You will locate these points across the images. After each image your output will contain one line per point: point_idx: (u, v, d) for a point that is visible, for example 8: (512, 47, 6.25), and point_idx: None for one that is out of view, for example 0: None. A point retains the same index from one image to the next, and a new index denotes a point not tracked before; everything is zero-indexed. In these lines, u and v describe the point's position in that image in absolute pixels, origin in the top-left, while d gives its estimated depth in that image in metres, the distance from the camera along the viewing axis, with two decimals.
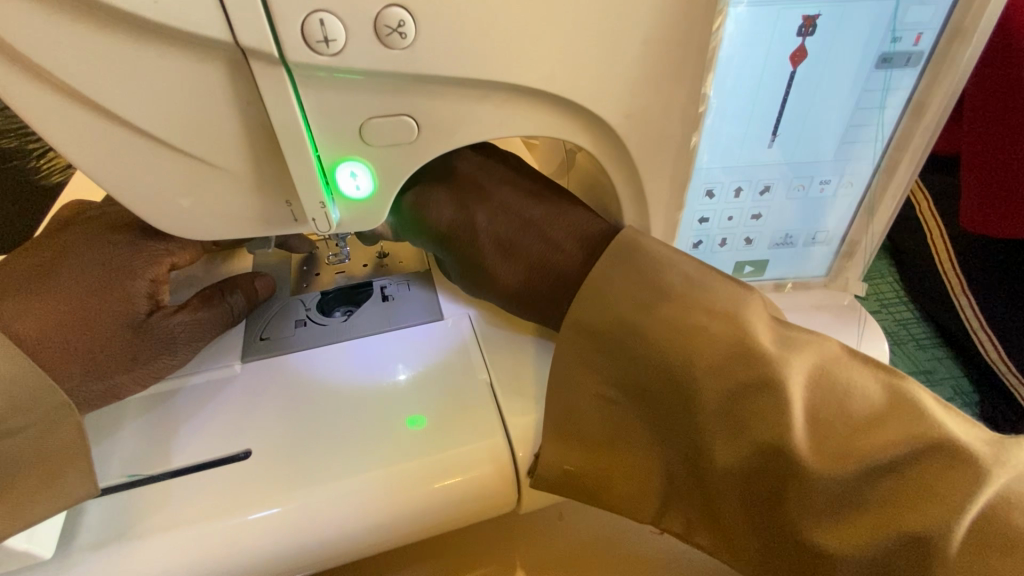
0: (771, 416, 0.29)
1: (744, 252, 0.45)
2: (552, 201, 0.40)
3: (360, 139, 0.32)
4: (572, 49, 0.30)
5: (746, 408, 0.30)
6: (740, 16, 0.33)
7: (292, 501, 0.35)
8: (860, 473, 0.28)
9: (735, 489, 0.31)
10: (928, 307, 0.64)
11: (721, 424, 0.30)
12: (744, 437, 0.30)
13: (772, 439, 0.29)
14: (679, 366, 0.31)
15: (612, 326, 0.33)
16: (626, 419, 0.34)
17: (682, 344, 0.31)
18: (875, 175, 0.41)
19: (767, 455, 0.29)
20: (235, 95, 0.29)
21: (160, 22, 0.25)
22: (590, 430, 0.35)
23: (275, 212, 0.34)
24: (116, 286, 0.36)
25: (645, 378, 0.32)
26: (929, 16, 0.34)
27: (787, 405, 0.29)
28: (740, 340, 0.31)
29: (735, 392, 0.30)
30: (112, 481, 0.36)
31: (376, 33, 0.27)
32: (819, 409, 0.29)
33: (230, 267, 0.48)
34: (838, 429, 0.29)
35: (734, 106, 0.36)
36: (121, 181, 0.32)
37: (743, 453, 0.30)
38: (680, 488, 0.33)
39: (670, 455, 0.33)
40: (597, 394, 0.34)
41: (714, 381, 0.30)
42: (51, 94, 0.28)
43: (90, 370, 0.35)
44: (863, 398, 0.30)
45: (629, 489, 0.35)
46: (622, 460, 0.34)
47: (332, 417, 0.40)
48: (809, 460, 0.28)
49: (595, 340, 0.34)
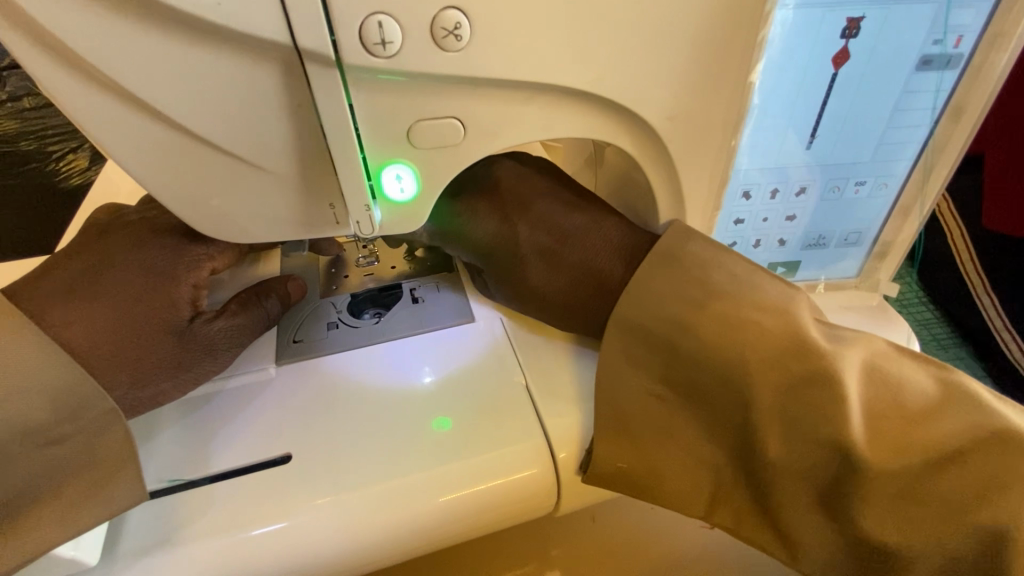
0: (829, 411, 0.29)
1: (776, 253, 0.45)
2: (586, 211, 0.41)
3: (408, 141, 0.31)
4: (622, 51, 0.30)
5: (800, 403, 0.30)
6: (786, 18, 0.33)
7: (340, 505, 0.35)
8: (924, 465, 0.28)
9: (798, 486, 0.30)
10: (949, 307, 0.64)
11: (774, 421, 0.30)
12: (803, 432, 0.30)
13: (831, 435, 0.29)
14: (732, 363, 0.31)
15: (663, 325, 0.34)
16: (677, 416, 0.34)
17: (731, 340, 0.32)
18: (910, 175, 0.41)
19: (831, 452, 0.29)
20: (286, 97, 0.29)
21: (218, 24, 0.25)
22: (639, 428, 0.35)
23: (318, 214, 0.34)
24: (160, 292, 0.36)
25: (695, 376, 0.33)
26: (970, 18, 0.34)
27: (844, 398, 0.29)
28: (792, 335, 0.31)
29: (789, 388, 0.30)
30: (154, 486, 0.36)
31: (432, 35, 0.27)
32: (874, 403, 0.30)
33: (260, 270, 0.48)
34: (895, 423, 0.29)
35: (775, 108, 0.36)
36: (167, 183, 0.31)
37: (805, 447, 0.30)
38: (735, 483, 0.33)
39: (722, 451, 0.33)
40: (646, 391, 0.35)
41: (772, 376, 0.31)
42: (102, 96, 0.28)
43: (136, 376, 0.34)
44: (916, 391, 0.30)
45: (679, 488, 0.34)
46: (672, 458, 0.34)
47: (371, 418, 0.39)
48: (874, 454, 0.29)
49: (648, 340, 0.34)
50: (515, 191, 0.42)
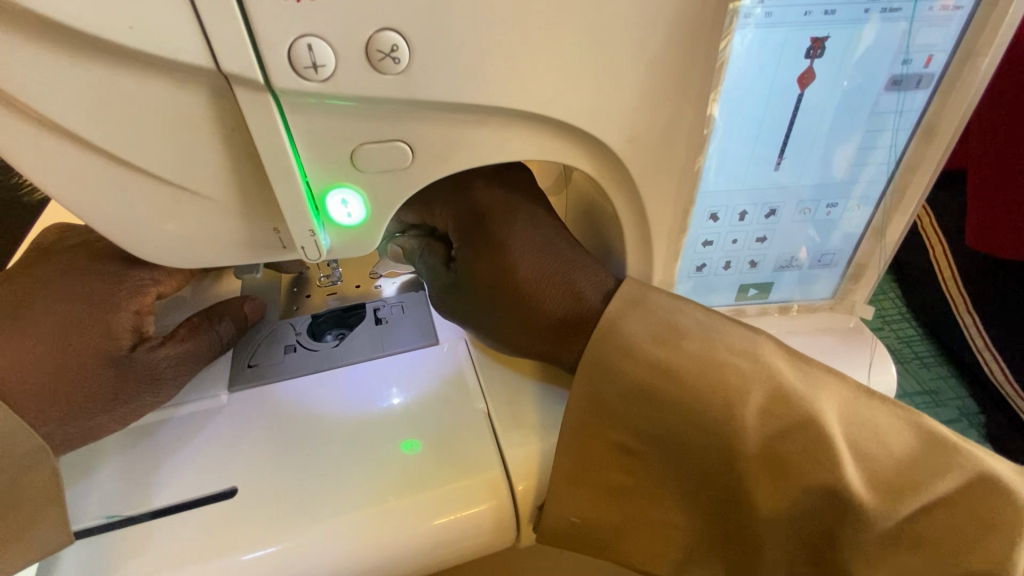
0: (822, 461, 0.28)
1: (748, 275, 0.43)
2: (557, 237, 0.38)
3: (352, 164, 0.30)
4: (574, 74, 0.29)
5: (792, 448, 0.29)
6: (748, 37, 0.32)
7: (297, 541, 0.34)
8: (913, 511, 0.27)
9: (775, 536, 0.30)
10: (931, 324, 0.65)
11: (764, 468, 0.29)
12: (792, 484, 0.29)
13: (826, 483, 0.28)
14: (717, 410, 0.30)
15: (644, 375, 0.31)
16: (651, 465, 0.33)
17: (714, 385, 0.30)
18: (884, 196, 0.40)
19: (814, 501, 0.29)
20: (218, 121, 0.27)
21: (136, 48, 0.24)
22: (613, 478, 0.33)
23: (262, 239, 0.33)
24: (97, 320, 0.34)
25: (673, 425, 0.31)
26: (940, 38, 0.33)
27: (829, 447, 0.28)
28: (770, 379, 0.30)
29: (777, 433, 0.29)
30: (87, 524, 0.34)
31: (368, 58, 0.26)
32: (857, 448, 0.29)
33: (218, 289, 0.47)
34: (881, 467, 0.29)
35: (740, 129, 0.35)
36: (97, 209, 0.30)
37: (795, 496, 0.29)
38: (709, 534, 0.32)
39: (697, 499, 0.32)
40: (616, 442, 0.33)
41: (755, 425, 0.30)
42: (22, 122, 0.27)
43: (70, 411, 0.33)
44: (893, 436, 0.29)
45: (648, 538, 0.34)
46: (645, 509, 0.33)
47: (332, 455, 0.38)
48: (864, 503, 0.28)
49: (627, 387, 0.31)
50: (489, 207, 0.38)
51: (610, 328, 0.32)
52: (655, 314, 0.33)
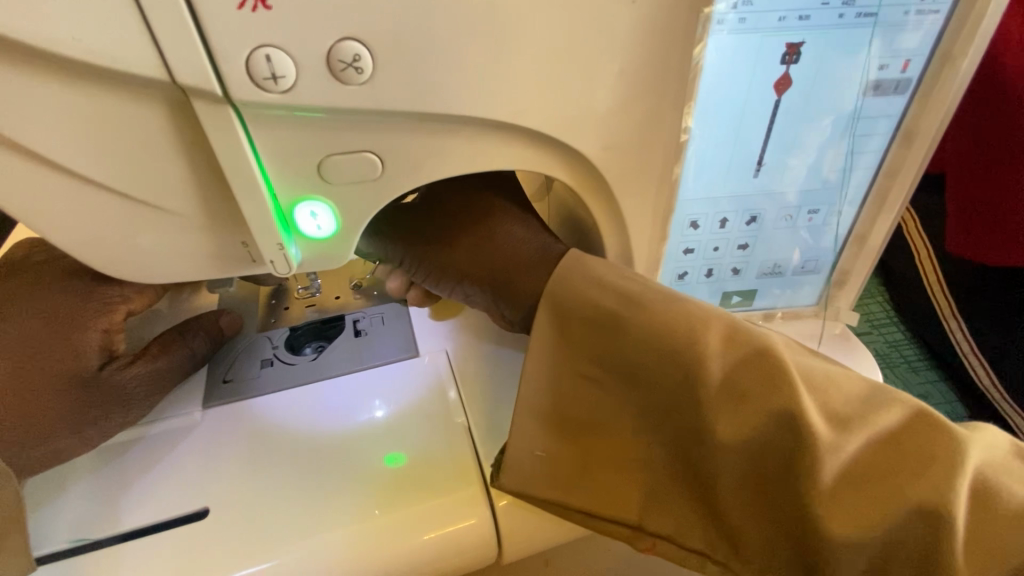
0: (776, 385, 0.27)
1: (731, 282, 0.43)
2: (522, 213, 0.36)
3: (320, 178, 0.29)
4: (544, 83, 0.28)
5: (748, 377, 0.28)
6: (722, 43, 0.31)
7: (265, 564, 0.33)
8: (861, 444, 0.27)
9: (733, 471, 0.28)
10: (918, 328, 0.63)
11: (720, 397, 0.28)
12: (750, 409, 0.27)
13: (783, 408, 0.27)
14: (679, 339, 0.29)
15: (607, 300, 0.31)
16: (614, 403, 0.32)
17: (680, 313, 0.30)
18: (865, 202, 0.39)
19: (771, 430, 0.27)
20: (179, 135, 0.27)
21: (87, 62, 0.23)
22: (577, 411, 0.33)
23: (230, 253, 0.32)
24: (64, 340, 0.33)
25: (636, 352, 0.30)
26: (916, 43, 0.33)
27: (785, 380, 0.27)
28: (727, 318, 0.30)
29: (738, 362, 0.28)
30: (52, 548, 0.33)
31: (329, 68, 0.25)
32: (811, 381, 0.28)
33: (195, 304, 0.46)
34: (832, 400, 0.28)
35: (717, 135, 0.35)
36: (56, 226, 0.29)
37: (751, 423, 0.27)
38: (675, 478, 0.31)
39: (663, 438, 0.31)
40: (580, 370, 0.32)
41: (714, 352, 0.28)
42: None
43: (31, 437, 0.32)
44: (845, 382, 0.29)
45: (613, 481, 0.32)
46: (607, 445, 0.32)
47: (293, 461, 0.37)
48: (820, 432, 0.26)
49: (587, 308, 0.31)
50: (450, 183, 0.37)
51: (575, 262, 0.32)
52: None
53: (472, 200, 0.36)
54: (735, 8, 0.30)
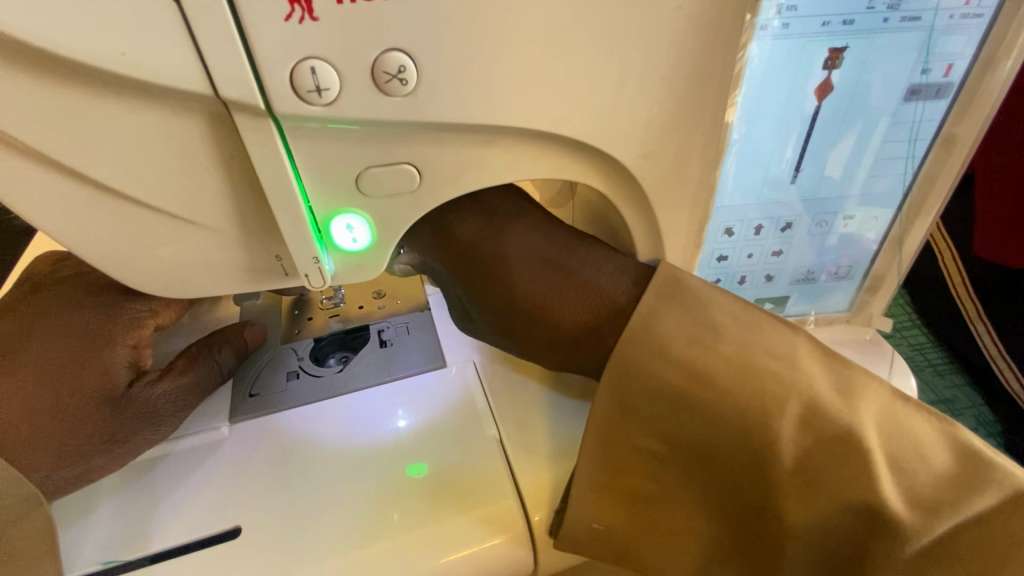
0: (858, 474, 0.26)
1: (764, 289, 0.42)
2: (570, 252, 0.35)
3: (357, 190, 0.29)
4: (587, 92, 0.28)
5: (823, 462, 0.27)
6: (764, 48, 0.31)
7: None
8: (951, 531, 0.25)
9: (805, 556, 0.28)
10: (943, 332, 0.62)
11: (794, 485, 0.27)
12: (827, 495, 0.27)
13: (859, 499, 0.26)
14: (752, 420, 0.28)
15: (673, 379, 0.29)
16: (673, 473, 0.31)
17: (752, 391, 0.28)
18: (901, 207, 0.39)
19: (850, 521, 0.26)
20: (216, 148, 0.26)
21: (129, 76, 0.22)
22: (633, 483, 0.32)
23: (263, 267, 0.31)
24: (92, 358, 0.33)
25: (706, 433, 0.29)
26: (959, 46, 0.32)
27: (869, 466, 0.26)
28: (805, 390, 0.28)
29: (814, 445, 0.27)
30: (83, 570, 0.32)
31: (374, 80, 0.24)
32: (899, 461, 0.27)
33: (216, 316, 0.45)
34: (920, 480, 0.27)
35: (755, 142, 0.34)
36: (88, 241, 0.28)
37: (828, 511, 0.27)
38: (734, 546, 0.30)
39: (724, 509, 0.30)
40: (639, 447, 0.31)
41: (790, 436, 0.28)
42: (10, 156, 0.25)
43: (64, 455, 0.31)
44: (934, 456, 0.27)
45: (670, 546, 0.32)
46: (664, 515, 0.32)
47: (326, 490, 0.36)
48: (904, 522, 0.25)
49: (656, 389, 0.30)
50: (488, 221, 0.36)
51: (642, 332, 0.30)
52: (694, 305, 0.31)
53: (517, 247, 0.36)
54: (778, 13, 0.30)
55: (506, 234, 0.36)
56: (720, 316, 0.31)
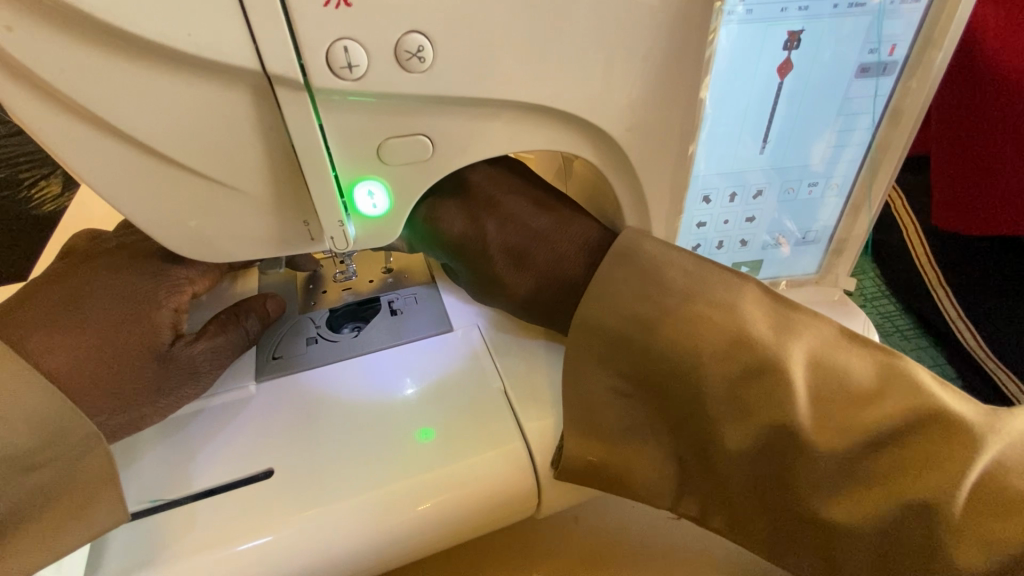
0: (779, 401, 0.31)
1: (739, 253, 0.47)
2: (546, 221, 0.41)
3: (378, 158, 0.33)
4: (578, 70, 0.32)
5: (751, 392, 0.32)
6: (731, 31, 0.35)
7: (315, 522, 0.36)
8: (865, 449, 0.30)
9: (746, 468, 0.33)
10: (910, 299, 0.65)
11: (729, 411, 0.32)
12: (754, 422, 0.32)
13: (793, 422, 0.31)
14: (691, 358, 0.33)
15: (623, 327, 0.34)
16: (637, 408, 0.36)
17: (687, 334, 0.33)
18: (858, 176, 0.43)
19: (776, 439, 0.31)
20: (258, 119, 0.30)
21: (191, 53, 0.26)
22: (603, 420, 0.36)
23: (292, 231, 0.35)
24: (140, 317, 0.37)
25: (661, 370, 0.33)
26: (901, 29, 0.37)
27: (789, 390, 0.31)
28: (738, 331, 0.33)
29: (742, 377, 0.32)
30: (136, 507, 0.36)
31: (396, 58, 0.28)
32: (821, 394, 0.31)
33: (238, 289, 0.48)
34: (838, 406, 0.31)
35: (726, 116, 0.38)
36: (142, 206, 0.32)
37: (754, 431, 0.32)
38: (694, 472, 0.35)
39: (685, 438, 0.34)
40: (607, 386, 0.36)
41: (717, 367, 0.32)
42: (80, 126, 0.29)
43: (119, 402, 0.35)
44: (858, 383, 0.32)
45: (648, 476, 0.36)
46: (640, 448, 0.36)
47: (337, 440, 0.40)
48: (816, 440, 0.31)
49: (609, 335, 0.35)
50: (482, 191, 0.42)
51: (604, 281, 0.35)
52: (648, 270, 0.35)
53: (501, 216, 0.41)
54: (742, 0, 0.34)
55: (483, 222, 0.41)
56: (698, 265, 0.36)
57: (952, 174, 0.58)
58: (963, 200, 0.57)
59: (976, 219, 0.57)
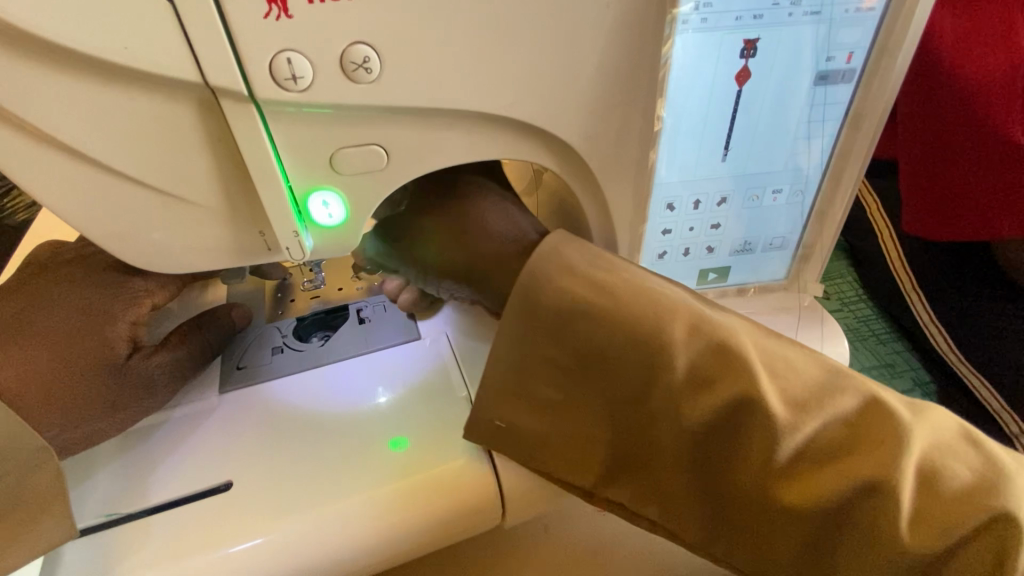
0: (737, 371, 0.29)
1: (707, 260, 0.47)
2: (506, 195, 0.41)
3: (331, 169, 0.32)
4: (531, 79, 0.32)
5: (708, 364, 0.30)
6: (688, 40, 0.35)
7: (282, 533, 0.35)
8: (815, 428, 0.29)
9: (689, 447, 0.31)
10: (884, 303, 0.67)
11: (684, 387, 0.30)
12: (714, 396, 0.29)
13: (744, 395, 0.29)
14: (648, 325, 0.31)
15: (585, 292, 0.32)
16: (573, 379, 0.33)
17: (647, 304, 0.31)
18: (821, 183, 0.44)
19: (726, 416, 0.29)
20: (205, 131, 0.30)
21: (131, 66, 0.26)
22: (538, 391, 0.34)
23: (248, 242, 0.35)
24: (94, 331, 0.36)
25: (609, 337, 0.31)
26: (857, 38, 0.37)
27: (747, 364, 0.29)
28: (693, 308, 0.32)
29: (701, 354, 0.30)
30: (88, 522, 0.36)
31: (342, 68, 0.28)
32: (773, 370, 0.30)
33: (204, 299, 0.48)
34: (792, 385, 0.30)
35: (687, 124, 0.38)
36: (91, 218, 0.32)
37: (708, 407, 0.30)
38: (627, 452, 0.33)
39: (616, 416, 0.32)
40: (542, 353, 0.33)
41: (678, 340, 0.30)
42: (24, 140, 0.29)
43: (71, 417, 0.35)
44: (804, 367, 0.31)
45: (572, 451, 0.34)
46: (567, 421, 0.34)
47: (304, 456, 0.39)
48: (776, 416, 0.29)
49: (559, 303, 0.32)
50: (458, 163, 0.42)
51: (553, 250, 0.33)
52: (594, 251, 0.34)
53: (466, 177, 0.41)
54: (696, 9, 0.34)
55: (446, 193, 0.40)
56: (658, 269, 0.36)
57: (920, 175, 0.57)
58: (934, 202, 0.57)
59: (948, 220, 0.57)
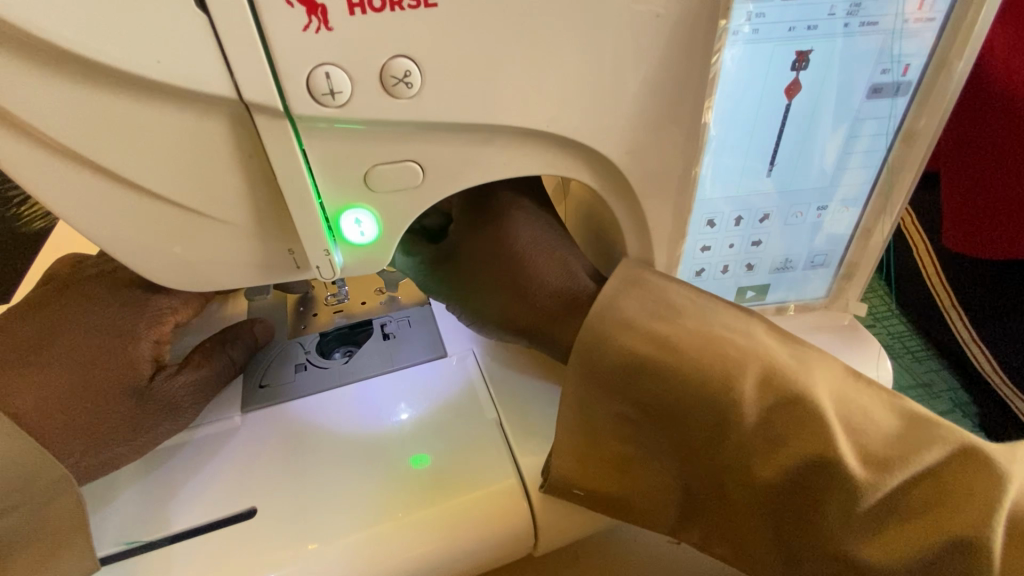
0: (814, 431, 0.29)
1: (745, 278, 0.45)
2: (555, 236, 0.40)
3: (365, 186, 0.31)
4: (576, 93, 0.30)
5: (784, 422, 0.30)
6: (738, 51, 0.33)
7: (299, 565, 0.34)
8: (902, 483, 0.28)
9: (769, 499, 0.30)
10: (919, 320, 0.66)
11: (759, 441, 0.30)
12: (789, 452, 0.29)
13: (822, 454, 0.29)
14: (716, 378, 0.30)
15: (648, 345, 0.32)
16: (649, 434, 0.33)
17: (715, 356, 0.31)
18: (868, 200, 0.42)
19: (804, 471, 0.29)
20: (236, 147, 0.28)
21: (162, 81, 0.25)
22: (607, 446, 0.34)
23: (276, 260, 0.33)
24: (117, 352, 0.35)
25: (678, 393, 0.31)
26: (914, 49, 0.35)
27: (823, 424, 0.29)
28: (765, 356, 0.31)
29: (777, 405, 0.30)
30: (108, 550, 0.34)
31: (382, 83, 0.27)
32: (850, 425, 0.30)
33: (225, 313, 0.47)
34: (872, 440, 0.29)
35: (733, 138, 0.37)
36: (116, 236, 0.31)
37: (787, 464, 0.29)
38: (704, 502, 0.33)
39: (693, 466, 0.32)
40: (612, 411, 0.33)
41: (749, 393, 0.30)
42: (49, 157, 0.28)
43: (92, 442, 0.34)
44: (880, 418, 0.31)
45: (651, 498, 0.34)
46: (640, 474, 0.34)
47: (331, 481, 0.37)
48: (855, 473, 0.28)
49: (625, 356, 0.32)
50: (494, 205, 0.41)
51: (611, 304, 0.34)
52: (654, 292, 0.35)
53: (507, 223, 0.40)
54: (749, 20, 0.33)
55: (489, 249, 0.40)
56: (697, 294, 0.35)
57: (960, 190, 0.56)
58: (973, 218, 0.55)
59: (984, 237, 0.55)
